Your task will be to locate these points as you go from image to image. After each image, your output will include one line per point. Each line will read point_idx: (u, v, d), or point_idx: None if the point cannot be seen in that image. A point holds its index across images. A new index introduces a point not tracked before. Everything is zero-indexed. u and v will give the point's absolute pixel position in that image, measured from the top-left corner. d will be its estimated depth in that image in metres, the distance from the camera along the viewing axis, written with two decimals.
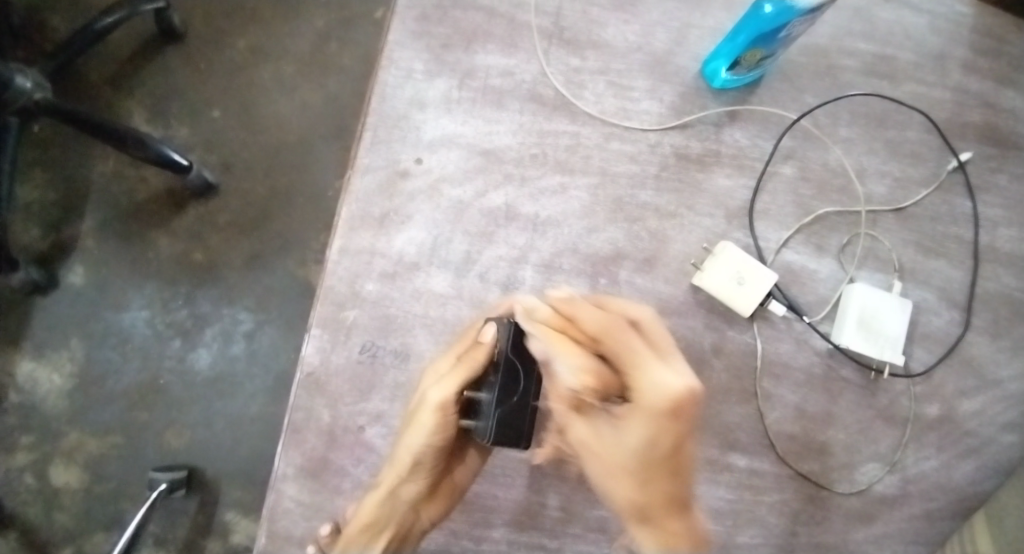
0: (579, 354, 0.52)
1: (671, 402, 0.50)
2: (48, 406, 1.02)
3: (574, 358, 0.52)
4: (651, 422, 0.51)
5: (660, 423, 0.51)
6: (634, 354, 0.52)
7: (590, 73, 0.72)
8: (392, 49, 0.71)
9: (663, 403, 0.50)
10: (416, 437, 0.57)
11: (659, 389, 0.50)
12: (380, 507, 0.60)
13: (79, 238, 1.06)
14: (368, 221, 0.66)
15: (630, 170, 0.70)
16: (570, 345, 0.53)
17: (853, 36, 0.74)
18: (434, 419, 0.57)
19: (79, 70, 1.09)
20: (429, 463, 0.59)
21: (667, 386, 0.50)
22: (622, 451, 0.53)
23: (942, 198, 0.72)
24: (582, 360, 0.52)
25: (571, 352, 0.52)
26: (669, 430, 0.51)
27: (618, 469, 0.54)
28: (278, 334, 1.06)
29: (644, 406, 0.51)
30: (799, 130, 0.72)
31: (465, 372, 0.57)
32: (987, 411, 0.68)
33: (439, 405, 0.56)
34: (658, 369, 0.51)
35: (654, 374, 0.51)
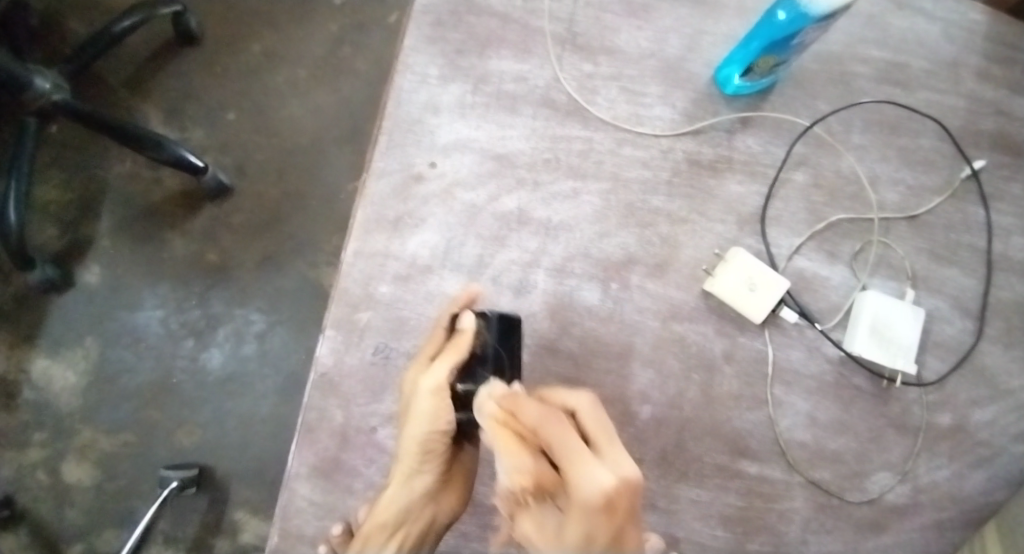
0: (520, 455, 0.51)
1: (601, 501, 0.46)
2: (62, 404, 1.03)
3: (512, 459, 0.51)
4: (585, 522, 0.46)
5: (593, 521, 0.46)
6: (570, 446, 0.49)
7: (603, 79, 0.72)
8: (407, 54, 0.72)
9: (592, 502, 0.46)
10: (418, 427, 0.58)
11: (591, 486, 0.46)
12: (397, 501, 0.60)
13: (96, 237, 1.07)
14: (382, 224, 0.67)
15: (642, 176, 0.70)
16: (513, 441, 0.51)
17: (867, 43, 0.75)
18: (435, 405, 0.57)
19: (98, 72, 1.11)
20: (436, 451, 0.60)
21: (597, 483, 0.46)
22: (564, 553, 0.48)
23: (955, 206, 0.72)
24: (522, 462, 0.51)
25: (513, 449, 0.51)
26: (604, 528, 0.46)
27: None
28: (289, 335, 1.07)
29: (576, 504, 0.47)
30: (811, 137, 0.72)
31: (453, 357, 0.57)
32: (999, 421, 0.68)
33: (435, 390, 0.57)
34: (591, 464, 0.48)
35: (588, 469, 0.47)
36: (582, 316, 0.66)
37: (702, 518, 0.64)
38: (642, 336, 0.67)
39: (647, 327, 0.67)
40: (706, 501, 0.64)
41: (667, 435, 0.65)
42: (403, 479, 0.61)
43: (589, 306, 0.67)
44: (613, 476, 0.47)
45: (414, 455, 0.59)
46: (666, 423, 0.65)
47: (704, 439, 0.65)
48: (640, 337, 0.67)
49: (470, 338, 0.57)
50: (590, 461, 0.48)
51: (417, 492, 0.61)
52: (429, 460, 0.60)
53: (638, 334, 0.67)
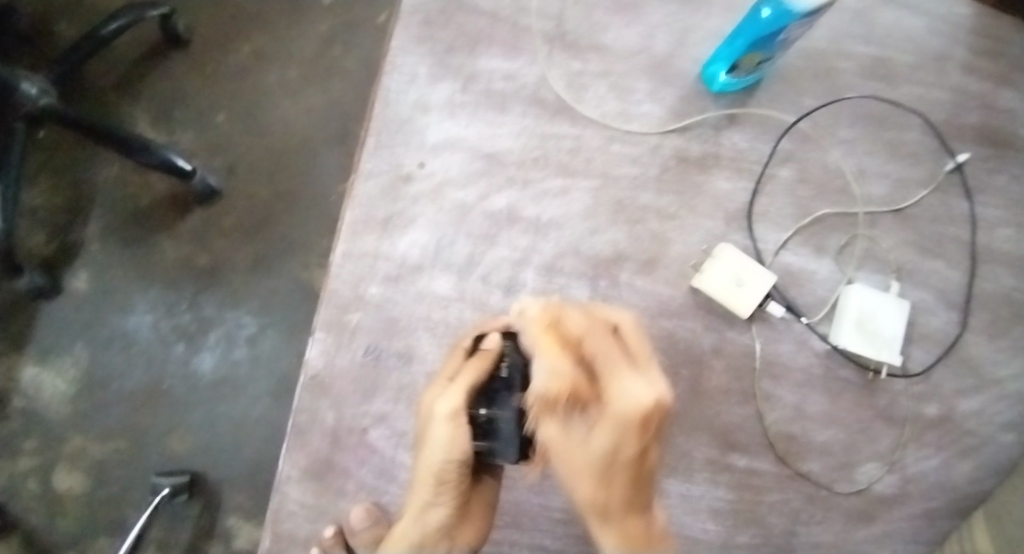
0: (560, 356, 0.50)
1: (639, 416, 0.47)
2: (53, 410, 1.03)
3: (551, 360, 0.50)
4: (615, 435, 0.48)
5: (628, 433, 0.48)
6: (609, 355, 0.51)
7: (591, 77, 0.73)
8: (396, 55, 0.72)
9: (630, 415, 0.47)
10: (434, 454, 0.54)
11: (629, 399, 0.47)
12: (410, 532, 0.58)
13: (85, 242, 1.07)
14: (372, 224, 0.67)
15: (630, 173, 0.71)
16: (555, 344, 0.51)
17: (851, 38, 0.75)
18: (451, 432, 0.53)
19: (85, 76, 1.11)
20: (452, 484, 0.56)
21: (636, 398, 0.47)
22: (586, 454, 0.50)
23: (940, 198, 0.73)
24: (563, 362, 0.50)
25: (558, 351, 0.51)
26: (635, 440, 0.48)
27: (581, 472, 0.52)
28: (281, 337, 1.07)
29: (610, 413, 0.48)
30: (798, 132, 0.73)
31: (473, 376, 0.53)
32: (986, 410, 0.69)
33: (452, 414, 0.53)
34: (631, 379, 0.49)
35: (626, 384, 0.48)
36: None
37: (693, 513, 0.64)
38: None
39: (636, 323, 0.67)
40: (697, 496, 0.65)
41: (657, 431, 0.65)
42: (418, 511, 0.58)
43: (579, 303, 0.67)
44: (653, 392, 0.48)
45: (429, 485, 0.56)
46: None
47: (694, 434, 0.66)
48: None
49: (493, 357, 0.55)
50: (628, 374, 0.49)
51: (432, 525, 0.58)
52: (446, 493, 0.57)
53: None
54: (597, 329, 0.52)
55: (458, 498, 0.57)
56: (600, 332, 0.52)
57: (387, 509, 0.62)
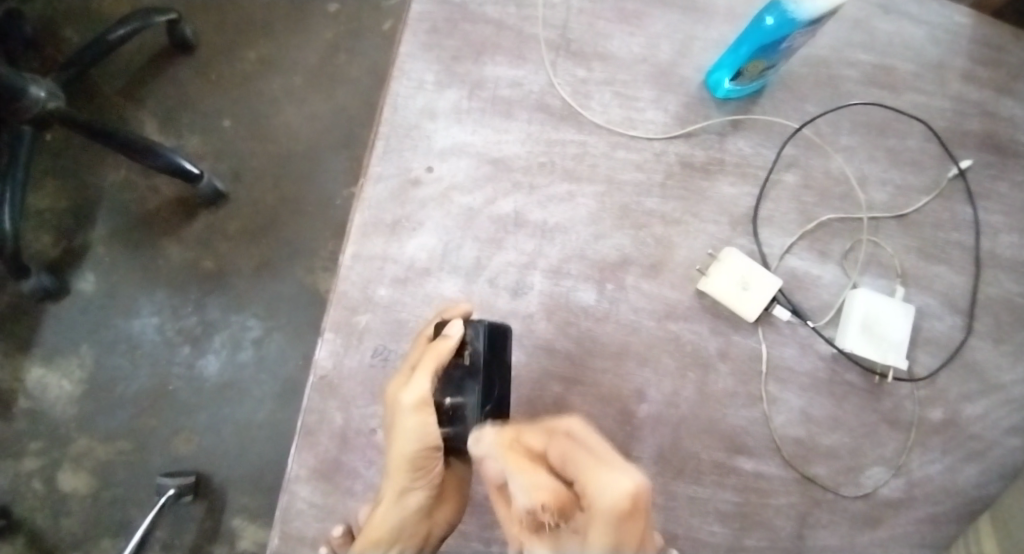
0: (530, 473, 0.53)
1: (622, 508, 0.48)
2: (58, 413, 1.03)
3: (528, 482, 0.52)
4: (610, 536, 0.49)
5: (616, 527, 0.49)
6: (580, 461, 0.52)
7: (597, 84, 0.74)
8: (403, 61, 0.72)
9: (611, 510, 0.48)
10: (404, 444, 0.57)
11: (608, 491, 0.49)
12: (390, 521, 0.59)
13: (91, 245, 1.07)
14: (380, 227, 0.68)
15: (636, 178, 0.72)
16: (523, 462, 0.53)
17: (854, 47, 0.76)
18: (418, 418, 0.57)
19: (94, 81, 1.12)
20: (425, 465, 0.59)
21: (614, 489, 0.49)
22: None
23: (943, 205, 0.73)
24: (535, 480, 0.53)
25: (526, 473, 0.53)
26: (627, 531, 0.49)
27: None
28: (286, 341, 1.07)
29: (597, 516, 0.49)
30: (801, 139, 0.74)
31: (434, 362, 0.57)
32: (991, 415, 0.69)
33: (419, 403, 0.56)
34: (606, 473, 0.50)
35: (605, 478, 0.49)
36: (579, 316, 0.67)
37: (700, 515, 0.65)
38: (638, 336, 0.68)
39: (642, 326, 0.68)
40: (704, 498, 0.65)
41: (663, 434, 0.66)
42: (395, 498, 0.60)
43: (585, 306, 0.68)
44: (631, 479, 0.49)
45: (404, 471, 0.58)
46: (662, 421, 0.66)
47: (700, 436, 0.66)
48: (636, 337, 0.67)
49: (453, 344, 0.57)
50: (602, 467, 0.50)
51: (411, 511, 0.60)
52: (421, 476, 0.60)
53: (634, 333, 0.68)
54: (558, 438, 0.55)
55: (431, 479, 0.60)
56: (561, 438, 0.55)
57: None
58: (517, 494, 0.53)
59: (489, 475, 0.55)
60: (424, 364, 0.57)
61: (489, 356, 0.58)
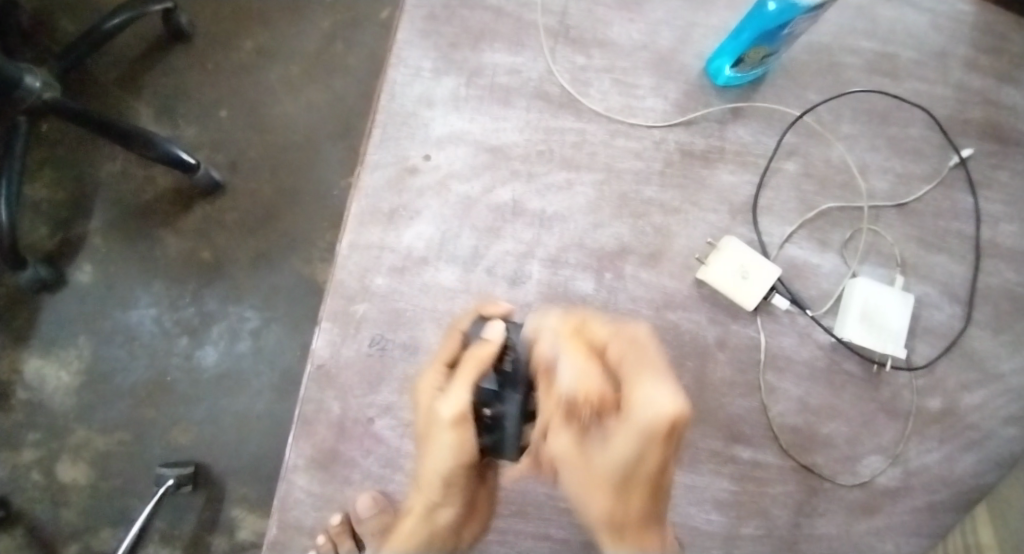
0: (584, 362, 0.49)
1: (662, 428, 0.45)
2: (56, 403, 1.03)
3: (575, 366, 0.48)
4: (640, 444, 0.46)
5: (646, 447, 0.46)
6: (631, 367, 0.48)
7: (596, 71, 0.73)
8: (401, 48, 0.72)
9: (653, 426, 0.45)
10: (439, 459, 0.54)
11: (649, 403, 0.45)
12: (418, 533, 0.60)
13: (87, 236, 1.07)
14: (377, 216, 0.67)
15: (634, 166, 0.71)
16: (580, 349, 0.49)
17: (855, 34, 0.75)
18: (456, 434, 0.52)
19: (89, 70, 1.11)
20: (460, 483, 0.57)
21: (657, 407, 0.45)
22: (601, 460, 0.49)
23: (944, 193, 0.73)
24: (586, 370, 0.48)
25: (580, 354, 0.49)
26: (654, 454, 0.46)
27: (594, 481, 0.50)
28: (284, 331, 1.07)
29: (632, 425, 0.46)
30: (801, 127, 0.73)
31: (476, 372, 0.51)
32: (989, 404, 0.69)
33: (456, 418, 0.52)
34: (653, 386, 0.46)
35: (648, 393, 0.46)
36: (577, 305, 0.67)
37: (697, 504, 0.65)
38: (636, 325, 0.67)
39: (641, 316, 0.68)
40: (701, 487, 0.65)
41: None
42: (425, 510, 0.59)
43: (584, 295, 0.67)
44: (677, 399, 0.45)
45: (437, 486, 0.57)
46: None
47: (697, 425, 0.66)
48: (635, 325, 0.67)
49: (495, 350, 0.52)
50: (649, 379, 0.47)
51: (440, 524, 0.60)
52: (454, 493, 0.57)
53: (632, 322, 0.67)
54: (622, 338, 0.50)
55: (462, 495, 0.58)
56: (623, 340, 0.50)
57: (393, 498, 0.63)
58: (560, 377, 0.49)
59: (533, 368, 0.51)
60: (463, 371, 0.52)
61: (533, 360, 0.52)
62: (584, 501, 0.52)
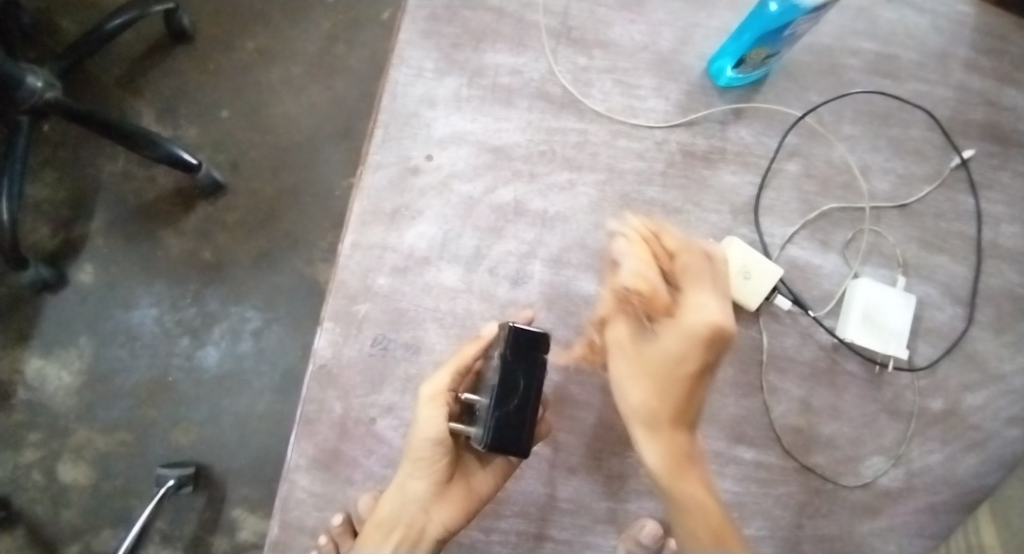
0: (650, 266, 0.55)
1: (704, 331, 0.53)
2: (57, 403, 1.03)
3: (641, 265, 0.55)
4: (683, 343, 0.55)
5: (693, 346, 0.54)
6: (695, 278, 0.55)
7: (598, 72, 0.73)
8: (403, 48, 0.72)
9: (695, 327, 0.54)
10: (417, 434, 0.59)
11: (698, 313, 0.54)
12: (390, 502, 0.62)
13: (89, 237, 1.07)
14: (379, 216, 0.67)
15: (636, 167, 0.71)
16: (645, 253, 0.56)
17: (857, 36, 0.75)
18: (432, 412, 0.58)
19: (90, 71, 1.11)
20: (430, 461, 0.60)
21: (705, 314, 0.54)
22: (650, 358, 0.57)
23: (945, 195, 0.73)
24: (649, 273, 0.55)
25: (647, 255, 0.56)
26: (696, 356, 0.55)
27: (640, 372, 0.58)
28: (286, 332, 1.07)
29: (679, 325, 0.55)
30: (803, 128, 0.73)
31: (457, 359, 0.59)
32: (991, 405, 0.69)
33: (432, 395, 0.58)
34: (703, 296, 0.54)
35: (700, 300, 0.54)
36: (579, 305, 0.67)
37: None
38: None
39: None
40: None
41: None
42: (398, 483, 0.62)
43: (586, 296, 0.68)
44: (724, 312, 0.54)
45: (409, 458, 0.61)
46: None
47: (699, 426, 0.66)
48: None
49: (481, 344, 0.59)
50: (704, 292, 0.55)
51: (410, 497, 0.62)
52: (424, 468, 0.61)
53: None
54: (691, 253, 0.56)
55: (433, 476, 0.61)
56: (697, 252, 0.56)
57: None
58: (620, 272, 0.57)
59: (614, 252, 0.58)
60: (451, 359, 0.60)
61: (519, 359, 0.52)
62: (620, 384, 0.60)
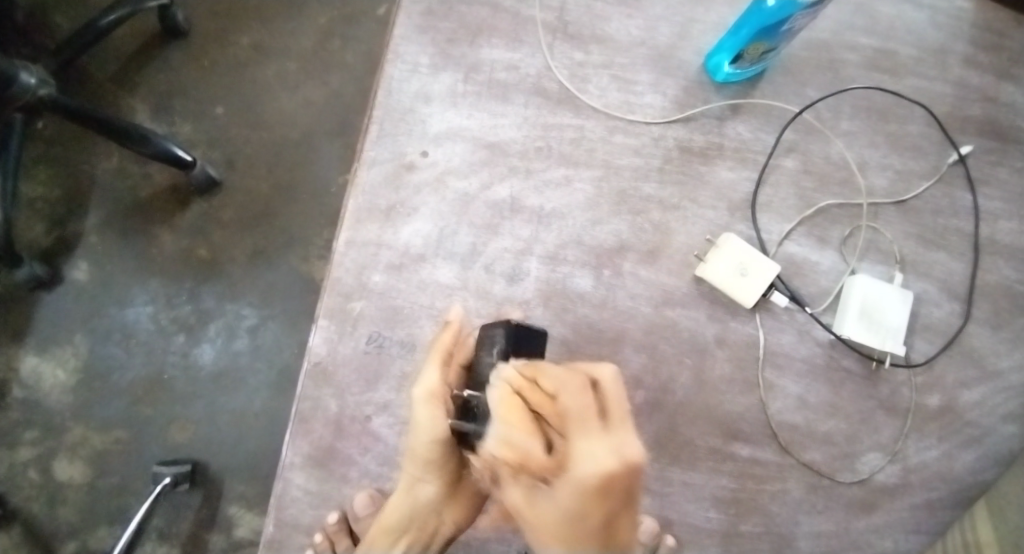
0: (519, 428, 0.45)
1: (594, 478, 0.44)
2: (52, 401, 1.02)
3: (506, 421, 0.45)
4: (579, 499, 0.45)
5: (585, 502, 0.45)
6: (574, 421, 0.46)
7: (594, 67, 0.73)
8: (398, 44, 0.71)
9: (583, 477, 0.44)
10: (418, 439, 0.54)
11: (586, 459, 0.44)
12: (400, 508, 0.60)
13: (83, 234, 1.06)
14: (374, 213, 0.67)
15: (633, 163, 0.71)
16: (518, 412, 0.45)
17: (855, 31, 0.75)
18: (431, 414, 0.53)
19: (84, 67, 1.10)
20: (442, 462, 0.57)
21: (595, 459, 0.44)
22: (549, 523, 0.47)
23: (943, 190, 0.73)
24: (517, 434, 0.45)
25: (518, 415, 0.45)
26: (598, 510, 0.46)
27: (557, 537, 0.49)
28: (282, 330, 1.06)
29: (568, 480, 0.45)
30: (801, 123, 0.73)
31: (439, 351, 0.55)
32: (988, 401, 0.69)
33: (427, 395, 0.53)
34: (587, 439, 0.45)
35: (586, 448, 0.45)
36: (576, 302, 0.67)
37: (696, 501, 0.65)
38: (635, 322, 0.67)
39: (640, 313, 0.67)
40: (699, 484, 0.65)
41: (659, 420, 0.66)
42: (405, 488, 0.59)
43: (582, 292, 0.67)
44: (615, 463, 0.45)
45: (416, 462, 0.57)
46: (659, 407, 0.66)
47: (696, 423, 0.66)
48: (634, 323, 0.67)
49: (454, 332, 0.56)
50: (586, 435, 0.45)
51: (421, 501, 0.59)
52: (433, 471, 0.58)
53: (631, 320, 0.67)
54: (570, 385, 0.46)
55: (445, 476, 0.58)
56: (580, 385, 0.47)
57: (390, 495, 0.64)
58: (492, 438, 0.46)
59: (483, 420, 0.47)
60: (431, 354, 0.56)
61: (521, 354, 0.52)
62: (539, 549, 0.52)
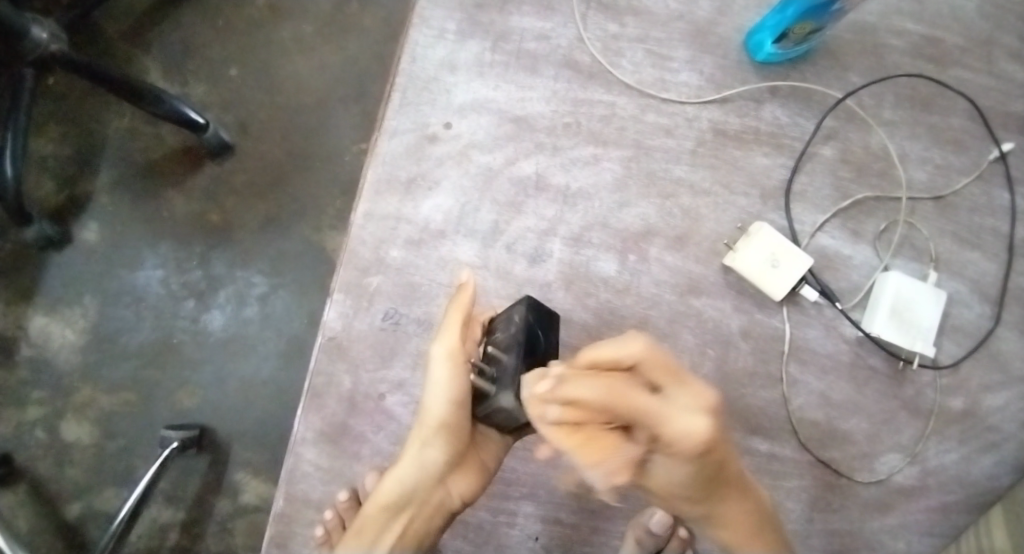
0: (608, 455, 0.44)
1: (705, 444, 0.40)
2: (61, 361, 1.02)
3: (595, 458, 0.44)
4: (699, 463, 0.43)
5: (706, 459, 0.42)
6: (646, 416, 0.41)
7: (629, 41, 0.69)
8: (424, 7, 0.68)
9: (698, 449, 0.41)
10: (435, 398, 0.56)
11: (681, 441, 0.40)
12: (403, 479, 0.58)
13: (94, 194, 1.05)
14: (394, 184, 0.65)
15: (665, 144, 0.68)
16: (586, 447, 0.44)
17: (901, 15, 0.71)
18: (449, 371, 0.55)
19: (97, 23, 1.07)
20: (453, 428, 0.56)
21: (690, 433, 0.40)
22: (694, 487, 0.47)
23: (982, 188, 0.70)
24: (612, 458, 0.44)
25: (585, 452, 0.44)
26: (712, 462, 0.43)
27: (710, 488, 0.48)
28: (292, 298, 1.05)
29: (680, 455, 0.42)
30: (842, 110, 0.70)
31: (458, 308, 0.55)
32: (1012, 406, 0.67)
33: (449, 351, 0.54)
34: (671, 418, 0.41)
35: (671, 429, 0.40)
36: (598, 287, 0.65)
37: None
38: (658, 310, 0.65)
39: (663, 301, 0.65)
40: None
41: None
42: (412, 457, 0.58)
43: (605, 277, 0.65)
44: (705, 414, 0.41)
45: (430, 428, 0.57)
46: None
47: None
48: (657, 310, 0.65)
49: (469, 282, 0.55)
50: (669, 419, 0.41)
51: (428, 473, 0.58)
52: (443, 437, 0.57)
53: (654, 307, 0.65)
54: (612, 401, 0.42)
55: (453, 444, 0.57)
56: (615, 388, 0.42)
57: None
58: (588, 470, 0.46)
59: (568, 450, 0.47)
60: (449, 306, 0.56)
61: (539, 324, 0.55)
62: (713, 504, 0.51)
